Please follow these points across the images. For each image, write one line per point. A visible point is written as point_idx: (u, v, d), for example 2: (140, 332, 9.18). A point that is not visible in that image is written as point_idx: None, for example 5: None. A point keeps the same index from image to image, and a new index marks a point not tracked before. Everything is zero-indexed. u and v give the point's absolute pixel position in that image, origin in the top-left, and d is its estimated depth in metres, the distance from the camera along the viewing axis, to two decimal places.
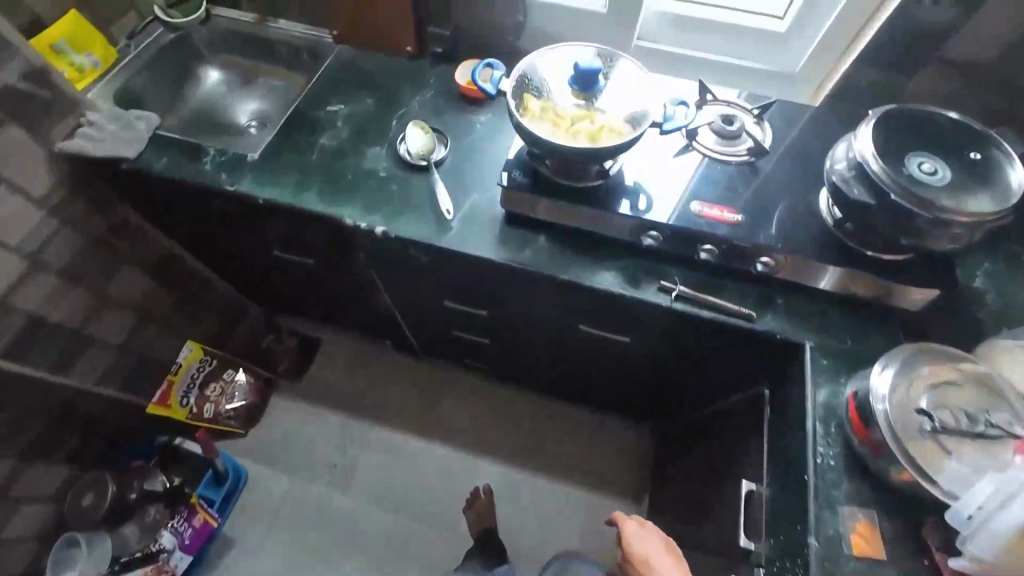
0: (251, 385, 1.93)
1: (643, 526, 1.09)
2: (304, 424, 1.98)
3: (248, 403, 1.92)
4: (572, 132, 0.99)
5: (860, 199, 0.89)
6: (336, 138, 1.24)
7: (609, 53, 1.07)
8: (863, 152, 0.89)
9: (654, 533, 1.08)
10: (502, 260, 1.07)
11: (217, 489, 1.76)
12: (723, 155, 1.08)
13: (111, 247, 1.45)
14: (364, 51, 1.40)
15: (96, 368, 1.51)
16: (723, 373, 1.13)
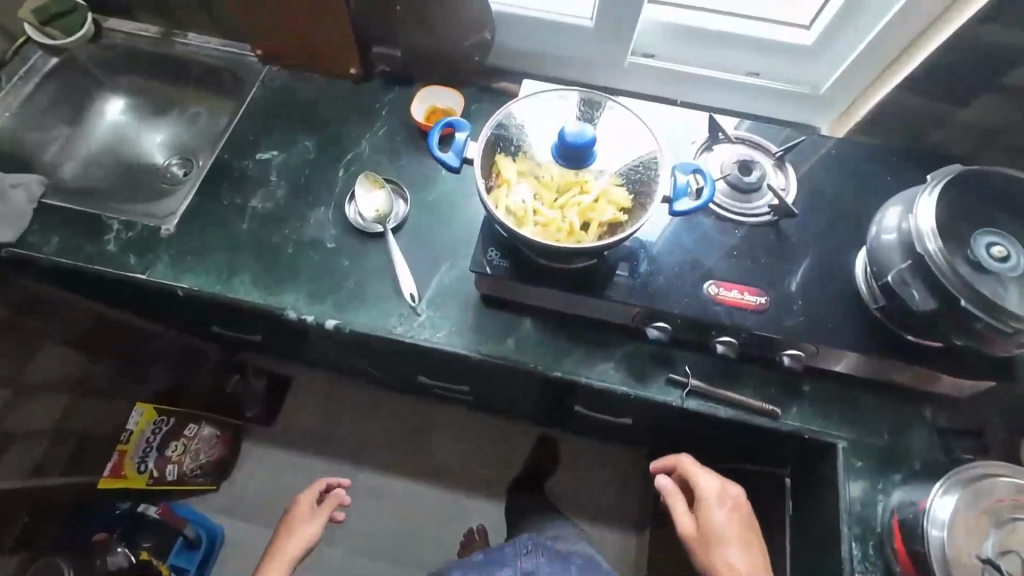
0: (217, 439, 1.76)
1: (723, 514, 0.82)
2: (280, 472, 1.82)
3: (215, 458, 1.76)
4: (561, 210, 0.79)
5: (922, 305, 0.71)
6: (270, 200, 1.02)
7: (596, 98, 0.86)
8: (918, 229, 0.72)
9: (735, 517, 0.82)
10: (480, 354, 0.89)
11: (190, 555, 1.64)
12: (740, 214, 0.90)
13: (20, 326, 1.23)
14: (298, 76, 1.15)
15: (27, 458, 1.29)
16: (737, 454, 1.01)
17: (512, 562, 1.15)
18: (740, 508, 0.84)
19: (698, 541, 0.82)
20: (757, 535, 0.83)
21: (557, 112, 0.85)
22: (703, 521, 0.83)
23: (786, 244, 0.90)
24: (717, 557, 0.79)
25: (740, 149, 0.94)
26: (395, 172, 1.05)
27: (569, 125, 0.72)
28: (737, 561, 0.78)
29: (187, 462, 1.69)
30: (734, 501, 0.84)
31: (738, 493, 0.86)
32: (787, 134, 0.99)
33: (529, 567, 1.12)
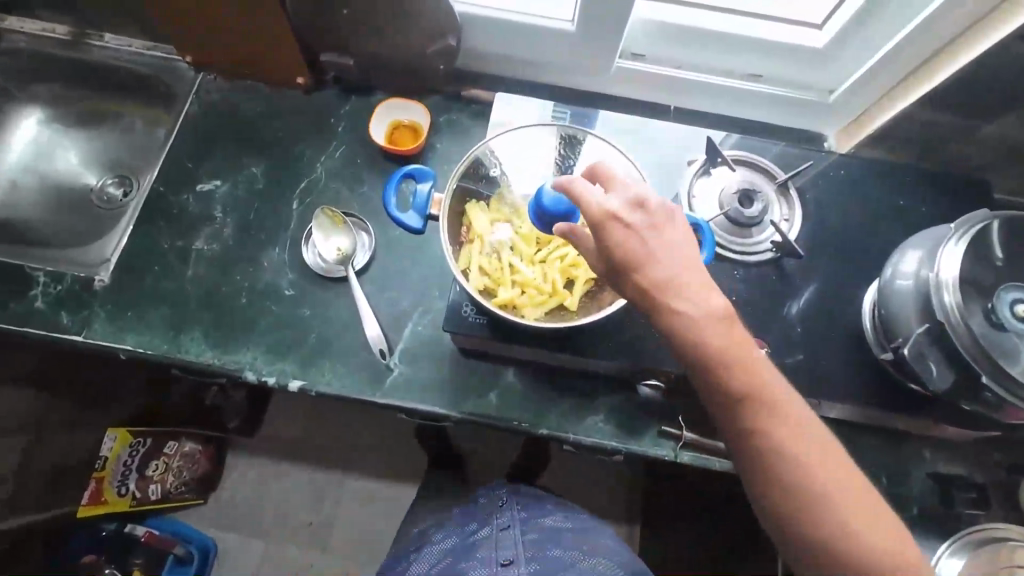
0: (199, 454, 1.68)
1: (625, 233, 0.56)
2: (266, 483, 1.77)
3: (198, 472, 1.69)
4: (541, 267, 0.71)
5: (940, 382, 0.64)
6: (216, 241, 0.90)
7: (573, 132, 0.76)
8: (943, 289, 0.63)
9: (639, 228, 0.56)
10: (459, 413, 0.83)
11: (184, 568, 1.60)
12: (741, 251, 0.82)
13: None
14: (239, 87, 1.00)
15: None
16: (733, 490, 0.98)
17: (486, 518, 1.01)
18: (639, 206, 0.57)
19: (622, 287, 0.58)
20: (675, 242, 0.57)
21: (532, 152, 0.75)
22: (606, 251, 0.57)
23: (786, 282, 0.84)
24: (641, 296, 0.56)
25: (742, 174, 0.84)
26: (357, 201, 0.94)
27: (557, 193, 0.59)
28: (661, 278, 0.55)
29: (171, 480, 1.62)
30: (628, 201, 0.57)
31: (628, 184, 0.59)
32: (793, 151, 0.90)
33: (505, 524, 0.99)
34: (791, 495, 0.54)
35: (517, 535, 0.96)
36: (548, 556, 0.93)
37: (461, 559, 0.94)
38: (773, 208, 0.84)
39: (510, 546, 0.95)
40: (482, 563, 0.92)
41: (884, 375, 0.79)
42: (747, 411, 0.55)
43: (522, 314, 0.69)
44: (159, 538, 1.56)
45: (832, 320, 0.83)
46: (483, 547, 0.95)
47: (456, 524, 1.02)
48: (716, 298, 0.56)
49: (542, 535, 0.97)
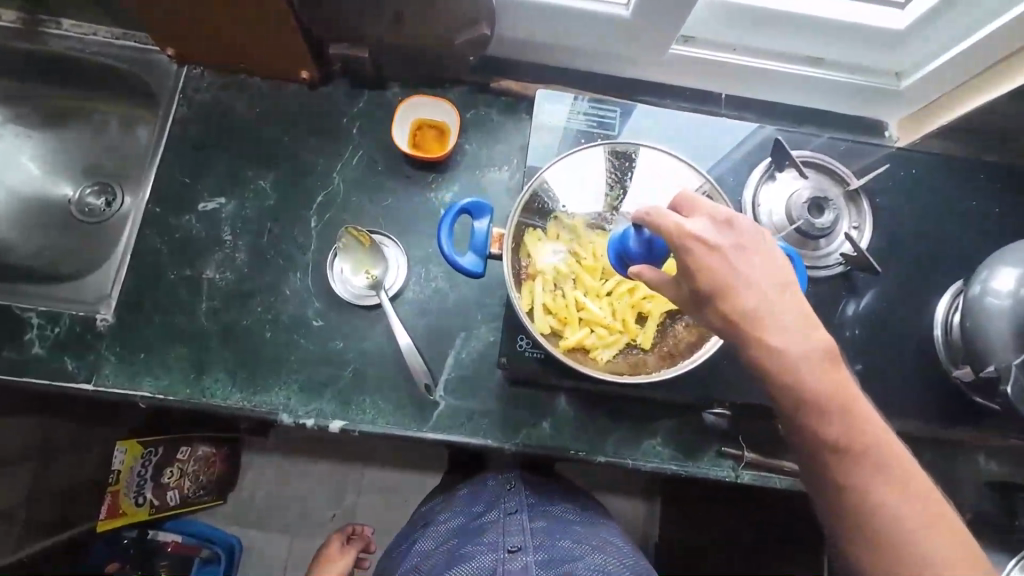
0: (212, 456, 1.36)
1: (707, 254, 0.46)
2: (284, 483, 1.44)
3: (215, 475, 1.37)
4: (609, 301, 0.64)
5: None
6: (230, 268, 0.82)
7: (627, 146, 0.67)
8: None
9: (725, 247, 0.47)
10: (514, 445, 0.78)
11: (213, 570, 1.34)
12: (811, 265, 0.77)
13: None
14: (233, 86, 0.88)
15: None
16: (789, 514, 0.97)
17: (493, 500, 0.78)
18: (727, 223, 0.48)
19: (697, 312, 0.49)
20: (772, 265, 0.48)
21: (585, 171, 0.67)
22: (684, 274, 0.48)
23: (850, 293, 0.79)
24: (724, 327, 0.47)
25: (810, 178, 0.78)
26: (382, 216, 0.85)
27: (643, 236, 0.52)
28: (750, 307, 0.46)
29: (189, 484, 1.32)
30: (715, 222, 0.48)
31: (713, 203, 0.49)
32: (859, 147, 0.83)
33: (513, 506, 0.77)
34: (877, 552, 0.46)
35: (525, 521, 0.75)
36: (564, 549, 0.72)
37: (466, 542, 0.73)
38: (844, 216, 0.78)
39: (520, 530, 0.73)
40: (484, 549, 0.71)
41: (947, 386, 0.77)
42: (839, 461, 0.47)
43: (593, 355, 0.63)
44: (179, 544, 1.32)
45: (899, 330, 0.79)
46: (490, 530, 0.74)
47: (457, 502, 0.81)
48: (821, 336, 0.47)
49: (555, 523, 0.76)
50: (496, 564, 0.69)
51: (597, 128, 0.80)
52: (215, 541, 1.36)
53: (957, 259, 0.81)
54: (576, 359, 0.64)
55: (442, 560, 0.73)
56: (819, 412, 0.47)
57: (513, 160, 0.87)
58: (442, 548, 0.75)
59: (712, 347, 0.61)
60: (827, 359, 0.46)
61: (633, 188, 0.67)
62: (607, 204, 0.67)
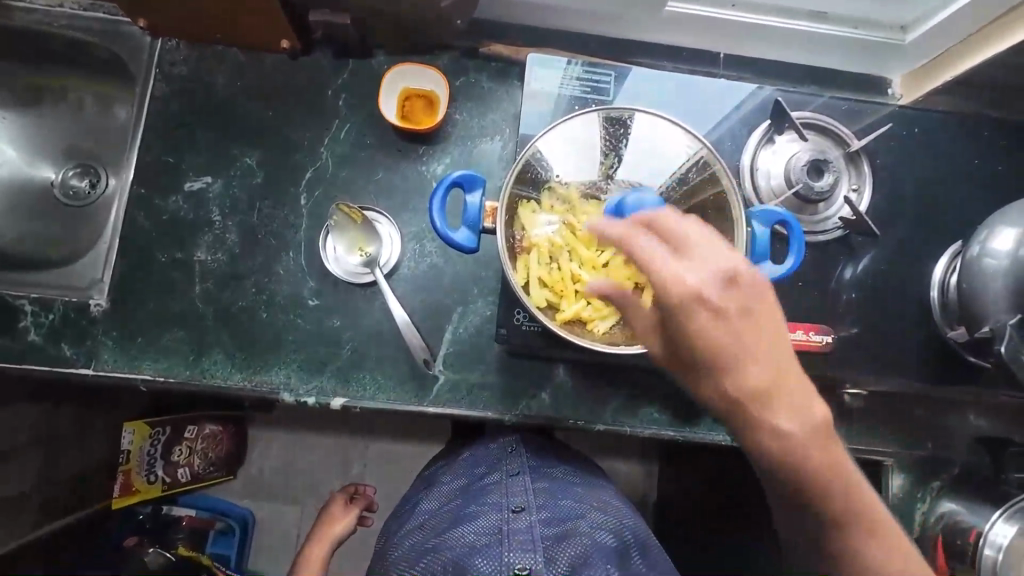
0: (219, 434, 1.36)
1: (710, 320, 0.47)
2: (292, 455, 1.47)
3: (222, 452, 1.37)
4: (605, 272, 0.63)
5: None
6: (221, 249, 0.80)
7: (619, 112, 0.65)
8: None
9: (727, 314, 0.47)
10: (512, 416, 0.79)
11: (228, 540, 1.38)
12: (809, 229, 0.76)
13: None
14: (212, 58, 0.84)
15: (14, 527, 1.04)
16: None
17: (495, 462, 0.80)
18: (733, 279, 0.47)
19: (697, 379, 0.50)
20: (775, 327, 0.48)
21: (579, 139, 0.64)
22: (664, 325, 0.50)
23: (847, 257, 0.79)
24: (724, 402, 0.49)
25: (810, 140, 0.77)
26: (374, 191, 0.83)
27: (639, 210, 0.51)
28: (755, 385, 0.48)
29: (198, 460, 1.33)
30: (721, 278, 0.47)
31: (722, 249, 0.48)
32: (861, 105, 0.80)
33: (515, 469, 0.78)
34: None
35: (528, 483, 0.75)
36: (566, 507, 0.72)
37: (470, 502, 0.74)
38: (843, 179, 0.77)
39: (523, 490, 0.73)
40: (487, 508, 0.71)
41: (939, 346, 0.78)
42: (830, 516, 0.52)
43: (590, 327, 0.63)
44: (198, 516, 1.36)
45: (895, 293, 0.79)
46: (494, 492, 0.74)
47: (460, 466, 0.82)
48: (821, 411, 0.49)
49: (557, 484, 0.77)
50: (499, 522, 0.68)
51: (592, 93, 0.77)
52: (229, 513, 1.40)
53: (956, 219, 0.80)
54: (574, 331, 0.64)
55: (446, 518, 0.73)
56: (813, 478, 0.50)
57: (506, 129, 0.85)
58: (447, 508, 0.76)
59: None
60: (822, 433, 0.49)
61: (628, 156, 0.66)
62: (602, 169, 0.65)
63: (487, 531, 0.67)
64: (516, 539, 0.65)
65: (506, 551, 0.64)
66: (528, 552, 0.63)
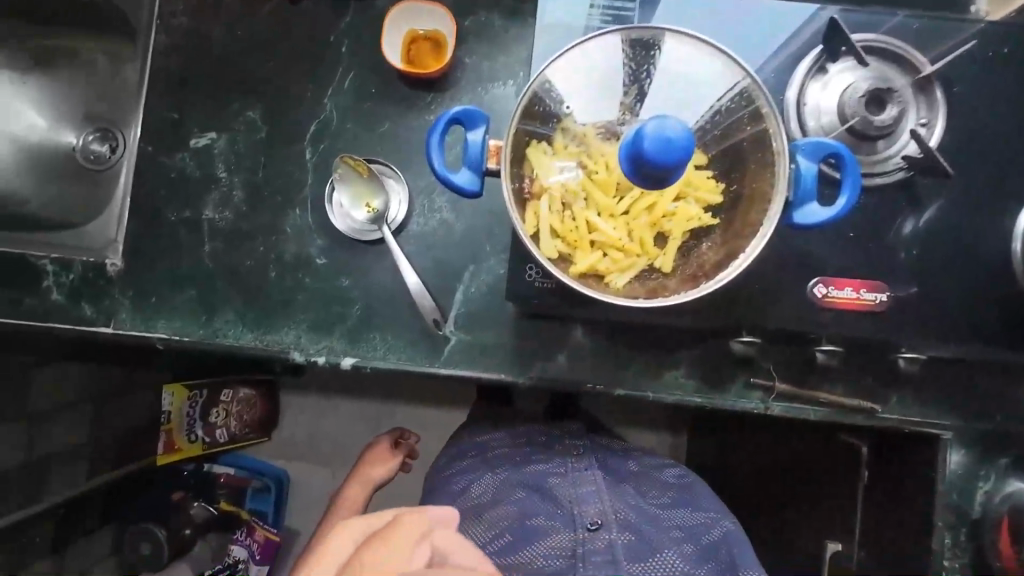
0: (253, 398, 1.37)
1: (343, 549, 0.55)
2: (319, 420, 1.46)
3: (256, 414, 1.38)
4: (625, 220, 0.57)
5: None
6: (228, 208, 0.79)
7: (642, 35, 0.57)
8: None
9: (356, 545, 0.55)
10: (527, 379, 0.75)
11: (265, 498, 1.39)
12: (865, 172, 0.66)
13: None
14: (210, 7, 0.81)
15: (70, 477, 1.09)
16: None
17: (560, 460, 0.74)
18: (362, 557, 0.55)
19: None
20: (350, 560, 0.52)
21: (597, 68, 0.57)
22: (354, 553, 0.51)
23: (910, 203, 0.68)
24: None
25: (872, 67, 0.66)
26: (380, 143, 0.79)
27: (653, 144, 0.44)
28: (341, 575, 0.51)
29: (234, 423, 1.34)
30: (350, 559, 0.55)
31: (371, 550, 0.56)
32: (935, 23, 0.68)
33: (583, 471, 0.72)
34: None
35: (600, 494, 0.68)
36: (644, 532, 0.65)
37: (538, 510, 0.67)
38: (909, 111, 0.66)
39: (596, 504, 0.67)
40: (556, 524, 0.65)
41: (1015, 305, 0.69)
42: None
43: (606, 281, 0.58)
44: (234, 477, 1.37)
45: (965, 244, 0.69)
46: (564, 501, 0.68)
47: (523, 454, 0.76)
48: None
49: (629, 496, 0.70)
50: (575, 541, 0.62)
51: (613, 23, 0.68)
52: (264, 473, 1.40)
53: None
54: (589, 285, 0.58)
55: (502, 511, 0.68)
56: None
57: (519, 72, 0.78)
58: (506, 500, 0.69)
59: (740, 267, 0.54)
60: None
61: (654, 85, 0.57)
62: (623, 106, 0.57)
63: (556, 553, 0.61)
64: (591, 561, 0.59)
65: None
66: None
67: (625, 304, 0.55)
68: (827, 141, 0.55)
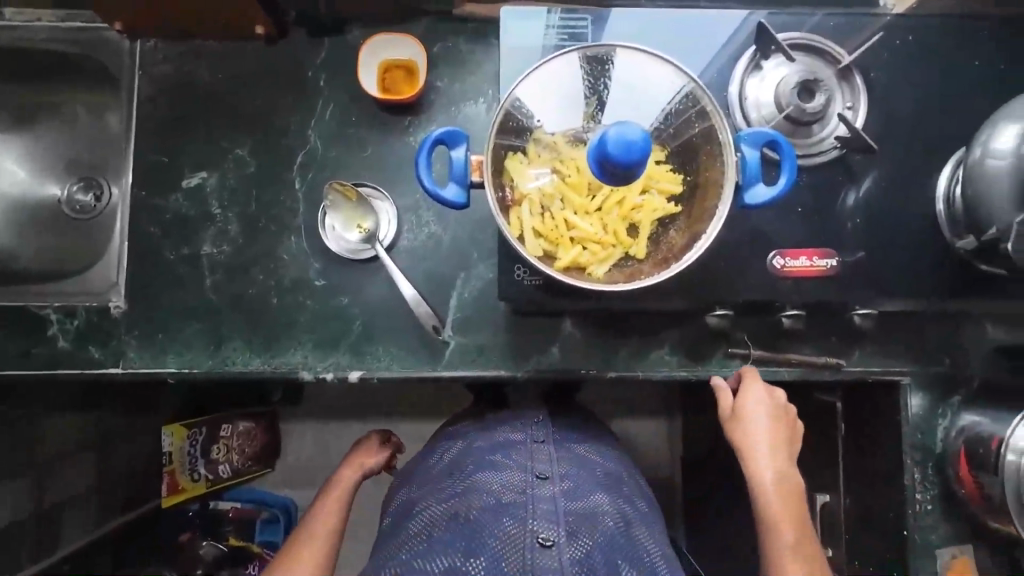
0: (254, 430, 1.28)
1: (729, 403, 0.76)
2: None
3: (258, 447, 1.29)
4: (598, 216, 0.63)
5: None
6: (225, 242, 0.83)
7: (597, 51, 0.64)
8: None
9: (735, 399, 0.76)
10: (525, 372, 0.80)
11: (275, 528, 1.30)
12: (804, 154, 0.75)
13: None
14: (192, 53, 0.85)
15: (81, 524, 1.10)
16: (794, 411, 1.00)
17: (518, 424, 0.72)
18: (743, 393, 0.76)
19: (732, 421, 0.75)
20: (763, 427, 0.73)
21: (562, 83, 0.64)
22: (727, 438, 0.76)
23: (848, 176, 0.77)
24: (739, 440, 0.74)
25: (799, 61, 0.75)
26: (364, 167, 0.84)
27: (620, 143, 0.51)
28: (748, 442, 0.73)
29: (237, 456, 1.25)
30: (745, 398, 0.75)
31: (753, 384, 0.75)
32: (851, 19, 0.77)
33: (542, 438, 0.70)
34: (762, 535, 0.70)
35: (553, 450, 0.68)
36: (585, 479, 0.64)
37: (492, 458, 0.65)
38: (836, 97, 0.75)
39: (548, 457, 0.66)
40: (511, 465, 0.64)
41: (948, 258, 0.77)
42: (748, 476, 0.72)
43: (588, 272, 0.64)
44: (241, 509, 1.29)
45: (900, 210, 0.77)
46: (519, 453, 0.66)
47: (495, 423, 0.73)
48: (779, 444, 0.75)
49: (578, 457, 0.68)
50: (523, 484, 0.61)
51: (570, 40, 0.75)
52: (272, 503, 1.31)
53: (959, 128, 0.78)
54: (573, 277, 0.64)
55: (467, 461, 0.66)
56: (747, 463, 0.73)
57: (488, 91, 0.85)
58: (461, 466, 0.66)
59: (703, 247, 0.61)
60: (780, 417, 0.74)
61: (610, 95, 0.64)
62: (586, 117, 0.64)
63: (509, 489, 0.60)
64: (538, 504, 0.58)
65: (531, 517, 0.56)
66: (553, 524, 0.56)
67: (608, 292, 0.61)
68: (765, 131, 0.63)
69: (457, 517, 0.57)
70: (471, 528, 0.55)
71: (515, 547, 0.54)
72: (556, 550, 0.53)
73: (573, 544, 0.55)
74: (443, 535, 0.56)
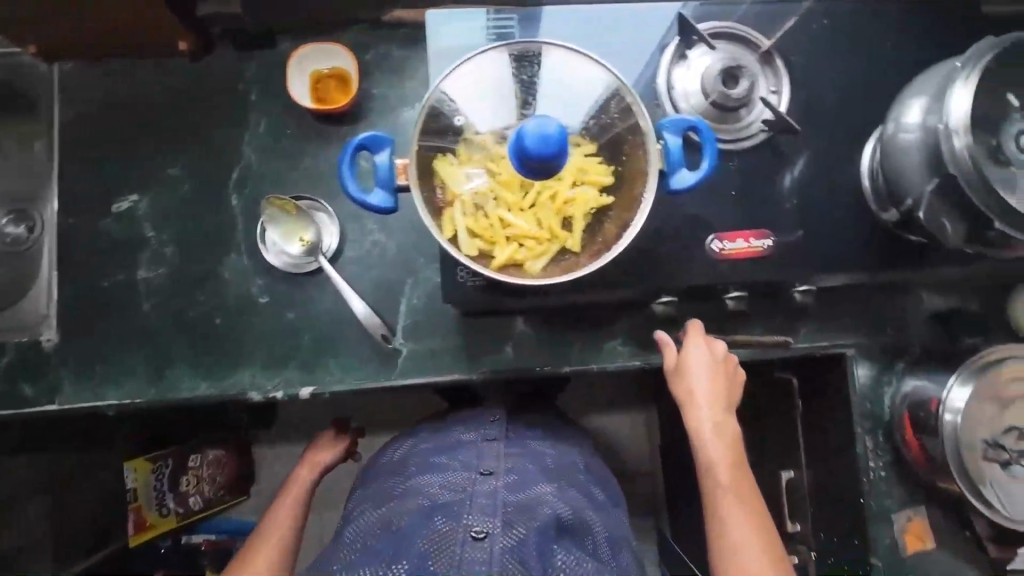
0: (223, 457, 1.22)
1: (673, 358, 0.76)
2: None
3: (229, 474, 1.24)
4: (532, 212, 0.64)
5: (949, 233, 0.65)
6: (161, 264, 0.80)
7: (519, 49, 0.64)
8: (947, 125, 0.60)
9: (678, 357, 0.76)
10: (479, 374, 0.79)
11: None
12: (732, 138, 0.77)
13: None
14: (115, 74, 0.83)
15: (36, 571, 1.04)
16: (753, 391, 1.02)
17: (469, 423, 0.72)
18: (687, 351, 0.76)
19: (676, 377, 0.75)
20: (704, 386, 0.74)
21: (486, 83, 0.64)
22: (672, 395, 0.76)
23: (777, 158, 0.79)
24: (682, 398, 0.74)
25: (722, 49, 0.77)
26: (303, 179, 0.83)
27: (536, 136, 0.51)
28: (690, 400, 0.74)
29: (208, 487, 1.19)
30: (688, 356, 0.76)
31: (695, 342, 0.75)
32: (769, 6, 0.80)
33: (493, 435, 0.69)
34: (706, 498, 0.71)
35: (503, 447, 0.67)
36: (529, 471, 0.64)
37: (439, 459, 0.66)
38: (759, 82, 0.78)
39: (495, 454, 0.66)
40: (456, 464, 0.64)
41: (877, 231, 0.80)
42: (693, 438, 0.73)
43: (525, 268, 0.64)
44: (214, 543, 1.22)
45: (829, 188, 0.80)
46: (465, 452, 0.66)
47: (448, 423, 0.74)
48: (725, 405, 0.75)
49: (528, 451, 0.68)
50: (464, 482, 0.61)
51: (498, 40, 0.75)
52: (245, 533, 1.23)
53: (877, 104, 0.81)
54: (511, 275, 0.64)
55: (410, 462, 0.67)
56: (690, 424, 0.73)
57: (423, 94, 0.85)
58: (408, 468, 0.66)
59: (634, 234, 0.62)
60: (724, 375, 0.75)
61: (535, 93, 0.65)
62: (512, 114, 0.64)
63: (450, 490, 0.60)
64: (476, 501, 0.58)
65: (465, 513, 0.56)
66: (487, 517, 0.56)
67: (544, 285, 0.61)
68: (687, 119, 0.65)
69: (391, 523, 0.57)
70: (402, 534, 0.56)
71: (445, 544, 0.53)
72: (488, 541, 0.53)
73: (507, 534, 0.55)
74: (377, 540, 0.56)
